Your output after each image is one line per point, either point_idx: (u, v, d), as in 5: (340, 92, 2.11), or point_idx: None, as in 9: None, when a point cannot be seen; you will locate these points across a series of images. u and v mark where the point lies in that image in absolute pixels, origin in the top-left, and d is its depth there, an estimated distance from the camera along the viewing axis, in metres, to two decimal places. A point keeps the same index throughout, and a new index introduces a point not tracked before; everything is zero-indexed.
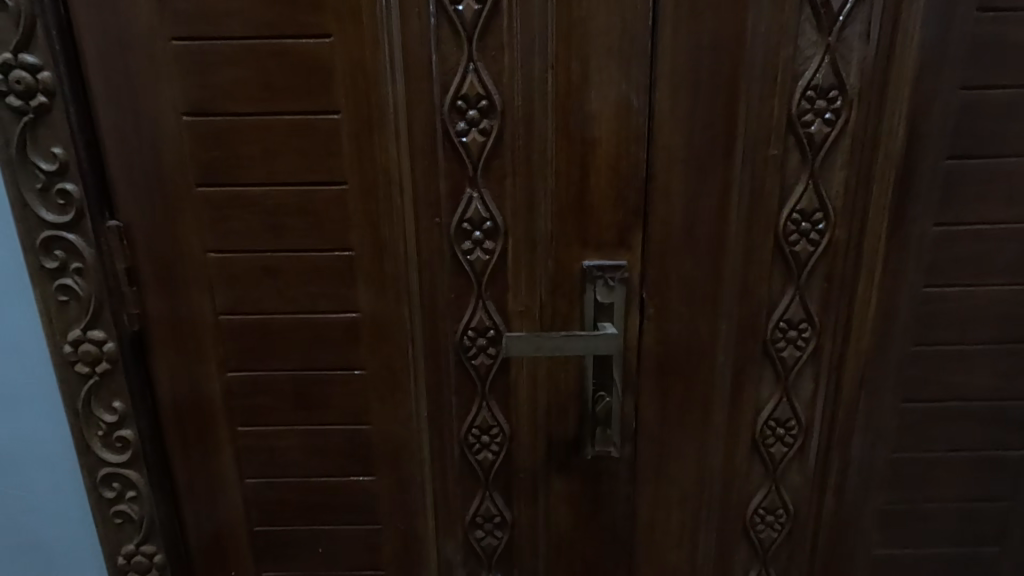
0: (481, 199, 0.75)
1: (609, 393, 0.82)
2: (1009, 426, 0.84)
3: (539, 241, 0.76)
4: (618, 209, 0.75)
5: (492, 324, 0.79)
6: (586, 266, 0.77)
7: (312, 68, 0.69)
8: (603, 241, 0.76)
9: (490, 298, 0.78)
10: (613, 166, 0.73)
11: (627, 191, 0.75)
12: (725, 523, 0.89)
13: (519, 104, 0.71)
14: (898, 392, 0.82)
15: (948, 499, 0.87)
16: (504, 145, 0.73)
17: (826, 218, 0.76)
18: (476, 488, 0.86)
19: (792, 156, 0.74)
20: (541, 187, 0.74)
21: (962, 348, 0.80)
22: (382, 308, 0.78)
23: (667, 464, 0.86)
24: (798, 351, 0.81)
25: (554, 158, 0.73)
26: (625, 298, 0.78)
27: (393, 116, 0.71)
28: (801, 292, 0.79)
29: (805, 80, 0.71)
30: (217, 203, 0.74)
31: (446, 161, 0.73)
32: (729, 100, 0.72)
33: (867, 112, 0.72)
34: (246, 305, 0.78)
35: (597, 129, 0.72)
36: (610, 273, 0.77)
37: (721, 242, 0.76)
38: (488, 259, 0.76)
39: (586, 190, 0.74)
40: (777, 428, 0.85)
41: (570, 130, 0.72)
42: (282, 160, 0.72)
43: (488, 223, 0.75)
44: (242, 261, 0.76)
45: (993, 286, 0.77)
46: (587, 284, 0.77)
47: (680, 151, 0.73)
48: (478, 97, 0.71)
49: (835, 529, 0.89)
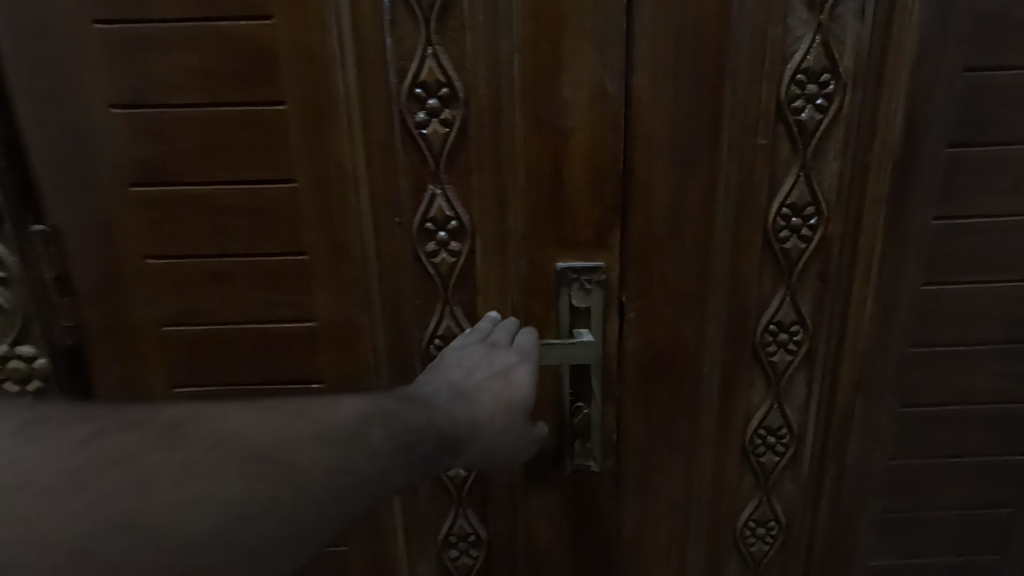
0: (445, 197, 0.68)
1: (587, 404, 0.76)
2: (1012, 430, 0.79)
3: (509, 241, 0.70)
4: (594, 205, 0.69)
5: (460, 332, 0.73)
6: (561, 268, 0.71)
7: (253, 53, 0.63)
8: (579, 240, 0.70)
9: (458, 304, 0.72)
10: (587, 159, 0.67)
11: (604, 186, 0.68)
12: (715, 537, 0.84)
13: (483, 92, 0.65)
14: (896, 396, 0.77)
15: (948, 507, 0.83)
16: (468, 137, 0.66)
17: (818, 212, 0.70)
18: (447, 506, 0.81)
19: (781, 146, 0.68)
20: (510, 182, 0.68)
21: (962, 349, 0.75)
22: (341, 317, 0.72)
23: (652, 477, 0.80)
24: (789, 356, 0.76)
25: (523, 151, 0.67)
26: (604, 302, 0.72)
27: (345, 107, 0.65)
28: (793, 292, 0.73)
29: (795, 63, 0.65)
30: (153, 204, 0.67)
31: (405, 155, 0.67)
32: (714, 86, 0.66)
33: (863, 97, 0.66)
34: (191, 316, 0.71)
35: (569, 119, 0.66)
36: (586, 275, 0.71)
37: (707, 239, 0.71)
38: (455, 261, 0.70)
39: (560, 186, 0.68)
40: (768, 437, 0.80)
41: (541, 120, 0.66)
42: (224, 156, 0.66)
43: (454, 222, 0.69)
44: (184, 267, 0.69)
45: (996, 283, 0.73)
46: (562, 288, 0.71)
47: (661, 142, 0.67)
48: (438, 84, 0.65)
49: (831, 541, 0.84)
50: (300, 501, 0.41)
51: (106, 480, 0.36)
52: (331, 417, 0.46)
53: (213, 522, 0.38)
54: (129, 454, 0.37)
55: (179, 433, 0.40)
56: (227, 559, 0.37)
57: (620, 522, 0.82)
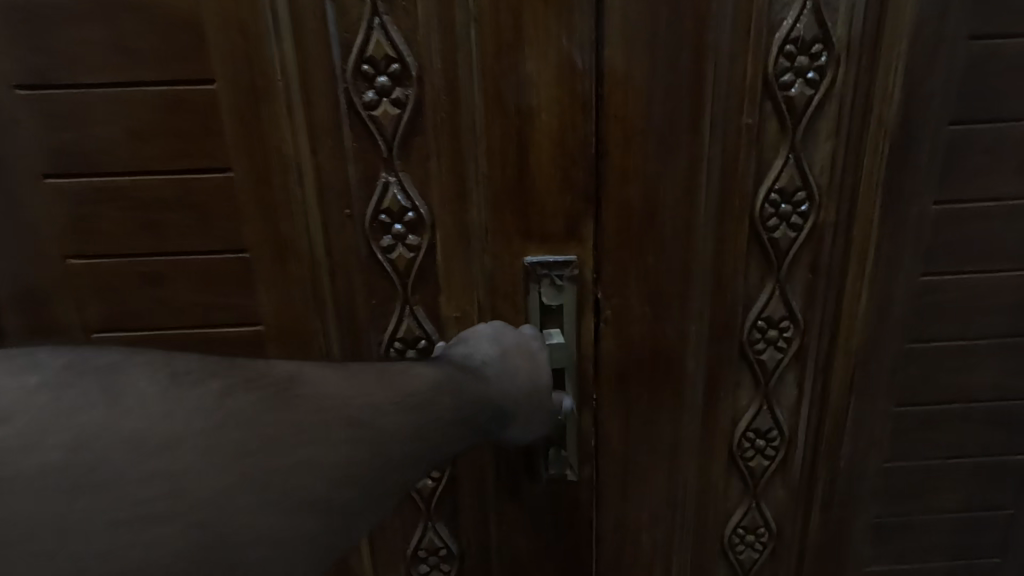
0: (401, 185, 0.62)
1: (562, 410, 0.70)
2: (1015, 429, 0.74)
3: (473, 234, 0.64)
4: (565, 193, 0.63)
5: (422, 333, 0.67)
6: (530, 263, 0.65)
7: (176, 26, 0.56)
8: (549, 232, 0.64)
9: (418, 303, 0.66)
10: (556, 142, 0.61)
11: (574, 172, 0.62)
12: (701, 545, 0.79)
13: (438, 68, 0.58)
14: (892, 395, 0.72)
15: (946, 509, 0.78)
16: (424, 119, 0.60)
17: (809, 198, 0.64)
18: (416, 518, 0.76)
19: (768, 125, 0.62)
20: (472, 169, 0.62)
21: (963, 343, 0.70)
22: (290, 319, 0.65)
23: (633, 485, 0.75)
24: (779, 353, 0.70)
25: (485, 133, 0.60)
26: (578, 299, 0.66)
27: (284, 86, 0.58)
28: (782, 285, 0.68)
29: (783, 32, 0.59)
30: (74, 198, 0.60)
31: (355, 139, 0.61)
32: (694, 59, 0.59)
33: (858, 70, 0.60)
34: (124, 321, 0.65)
35: (534, 97, 0.60)
36: (557, 270, 0.65)
37: (689, 229, 0.65)
38: (414, 256, 0.64)
39: (527, 172, 0.62)
40: (757, 440, 0.75)
41: (503, 99, 0.59)
42: (151, 142, 0.59)
43: (411, 213, 0.63)
44: (112, 267, 0.63)
45: (999, 273, 0.67)
46: (531, 284, 0.65)
47: (637, 122, 0.61)
48: (388, 59, 0.58)
49: (823, 548, 0.79)
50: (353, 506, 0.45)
51: (194, 502, 0.36)
52: (380, 420, 0.47)
53: (287, 535, 0.40)
54: (209, 467, 0.37)
55: (250, 445, 0.39)
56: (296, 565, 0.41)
57: (600, 532, 0.77)
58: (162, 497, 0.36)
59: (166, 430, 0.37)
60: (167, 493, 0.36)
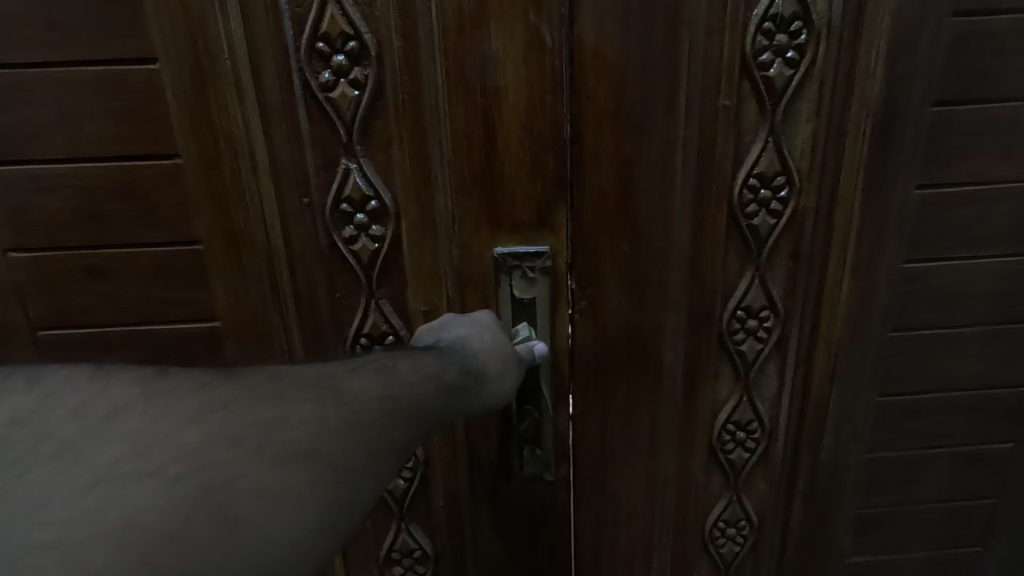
0: (363, 171, 0.59)
1: (538, 408, 0.68)
2: (998, 417, 0.73)
3: (439, 224, 0.61)
4: (535, 179, 0.60)
5: (390, 329, 0.64)
6: (501, 254, 0.62)
7: (113, 2, 0.52)
8: (519, 221, 0.61)
9: (384, 297, 0.63)
10: (525, 126, 0.58)
11: (545, 157, 0.59)
12: (681, 539, 0.77)
13: (399, 47, 0.55)
14: (875, 384, 0.71)
15: (928, 499, 0.77)
16: (385, 102, 0.57)
17: (789, 183, 0.62)
18: (386, 518, 0.73)
19: (747, 106, 0.60)
20: (436, 154, 0.58)
21: (946, 331, 0.69)
22: (247, 315, 0.62)
23: (611, 480, 0.73)
24: (759, 344, 0.68)
25: (451, 118, 0.57)
26: (550, 291, 0.64)
27: (233, 66, 0.54)
28: (762, 274, 0.66)
29: (762, 9, 0.56)
30: (10, 188, 0.56)
31: (311, 123, 0.57)
32: (668, 37, 0.56)
33: (838, 48, 0.58)
34: (71, 320, 0.61)
35: (502, 78, 0.56)
36: (529, 262, 0.62)
37: (665, 216, 0.62)
38: (378, 248, 0.61)
39: (495, 157, 0.59)
40: (737, 432, 0.73)
41: (469, 79, 0.56)
42: (90, 129, 0.55)
43: (374, 202, 0.60)
44: (54, 260, 0.59)
45: (984, 259, 0.65)
46: (502, 276, 0.62)
47: (610, 105, 0.58)
48: (346, 37, 0.55)
49: (804, 540, 0.78)
50: (354, 453, 0.41)
51: (164, 458, 0.34)
52: (345, 381, 0.44)
53: (285, 484, 0.37)
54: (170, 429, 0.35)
55: (211, 400, 0.38)
56: (307, 518, 0.37)
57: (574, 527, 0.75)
58: (125, 458, 0.33)
59: (118, 402, 0.36)
60: (122, 452, 0.33)
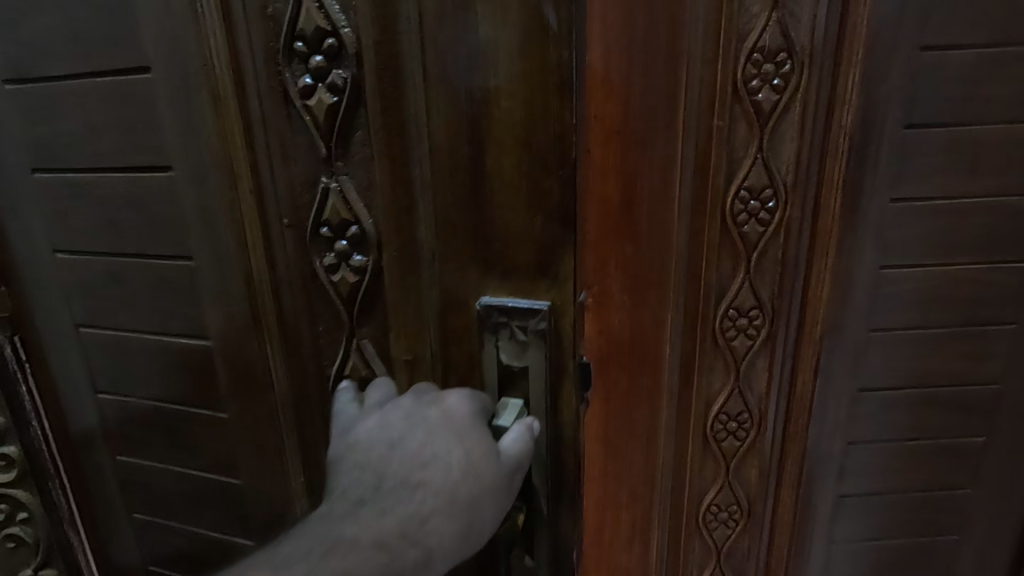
0: (342, 189, 0.47)
1: (526, 506, 0.50)
2: (970, 413, 0.80)
3: (422, 258, 0.47)
4: (534, 210, 0.43)
5: (368, 376, 0.52)
6: (483, 305, 0.46)
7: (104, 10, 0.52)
8: (513, 265, 0.45)
9: (366, 340, 0.51)
10: (523, 134, 0.42)
11: (543, 178, 0.43)
12: (676, 523, 0.85)
13: (376, 48, 0.42)
14: (853, 380, 0.77)
15: (905, 489, 0.83)
16: (364, 114, 0.45)
17: (776, 195, 0.70)
18: None
19: (738, 128, 0.68)
20: (422, 179, 0.45)
21: (919, 332, 0.75)
22: (233, 346, 0.60)
23: (614, 470, 0.77)
24: (749, 340, 0.76)
25: (438, 131, 0.43)
26: (545, 361, 0.47)
27: (225, 70, 0.48)
28: (752, 278, 0.73)
29: (751, 42, 0.64)
30: (69, 189, 0.62)
31: (288, 145, 0.48)
32: (668, 63, 0.63)
33: (819, 76, 0.65)
34: (113, 318, 0.66)
35: (503, 77, 0.41)
36: (520, 318, 0.46)
37: (667, 225, 0.70)
38: (360, 282, 0.49)
39: (484, 175, 0.43)
40: (729, 422, 0.80)
41: (450, 80, 0.42)
42: (111, 137, 0.57)
43: (354, 227, 0.48)
44: (90, 265, 0.64)
45: (952, 266, 0.72)
46: (486, 332, 0.47)
47: (616, 121, 0.63)
48: (322, 34, 0.43)
49: (789, 525, 0.85)
50: None
51: None
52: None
53: None
54: None
55: None
56: None
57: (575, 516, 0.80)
58: None
59: None
60: None
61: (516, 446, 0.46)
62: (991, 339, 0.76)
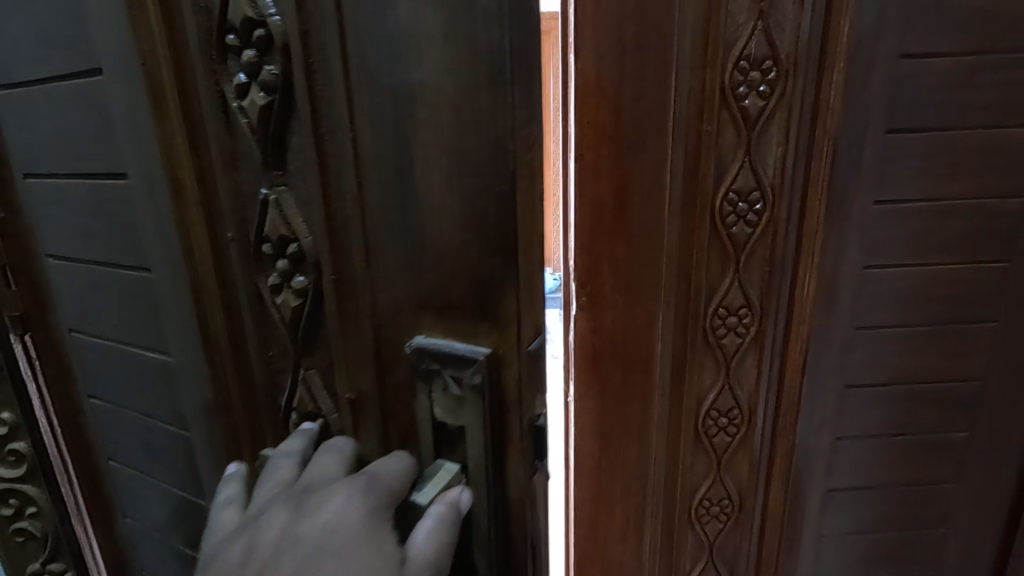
0: (282, 204, 0.33)
1: None
2: (954, 408, 0.82)
3: (354, 296, 0.34)
4: (472, 236, 0.30)
5: (316, 409, 0.38)
6: (418, 345, 0.33)
7: None
8: (449, 299, 0.32)
9: (311, 376, 0.37)
10: (456, 137, 0.29)
11: (489, 192, 0.29)
12: (670, 520, 0.87)
13: (303, 41, 0.29)
14: (840, 377, 0.80)
15: (891, 483, 0.86)
16: (299, 120, 0.31)
17: (764, 198, 0.72)
18: None
19: (727, 133, 0.70)
20: (351, 205, 0.32)
21: (902, 329, 0.78)
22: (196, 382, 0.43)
23: (607, 457, 0.82)
24: (738, 338, 0.78)
25: (365, 144, 0.30)
26: (483, 422, 0.33)
27: (154, 55, 0.34)
28: (740, 278, 0.75)
29: (738, 49, 0.67)
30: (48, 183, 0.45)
31: (201, 164, 0.35)
32: (658, 72, 0.67)
33: (804, 84, 0.68)
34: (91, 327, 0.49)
35: (437, 55, 0.27)
36: (457, 367, 0.32)
37: (660, 227, 0.72)
38: (299, 312, 0.35)
39: (420, 194, 0.30)
40: (720, 418, 0.82)
41: (371, 78, 0.29)
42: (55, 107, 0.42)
43: (292, 246, 0.34)
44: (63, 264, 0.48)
45: (934, 266, 0.75)
46: (419, 384, 0.34)
47: (608, 129, 0.69)
48: (251, 25, 0.31)
49: (779, 519, 0.87)
50: None
51: None
52: None
53: None
54: None
55: None
56: None
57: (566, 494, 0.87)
58: None
59: None
60: None
61: (432, 536, 0.32)
62: (973, 336, 0.78)
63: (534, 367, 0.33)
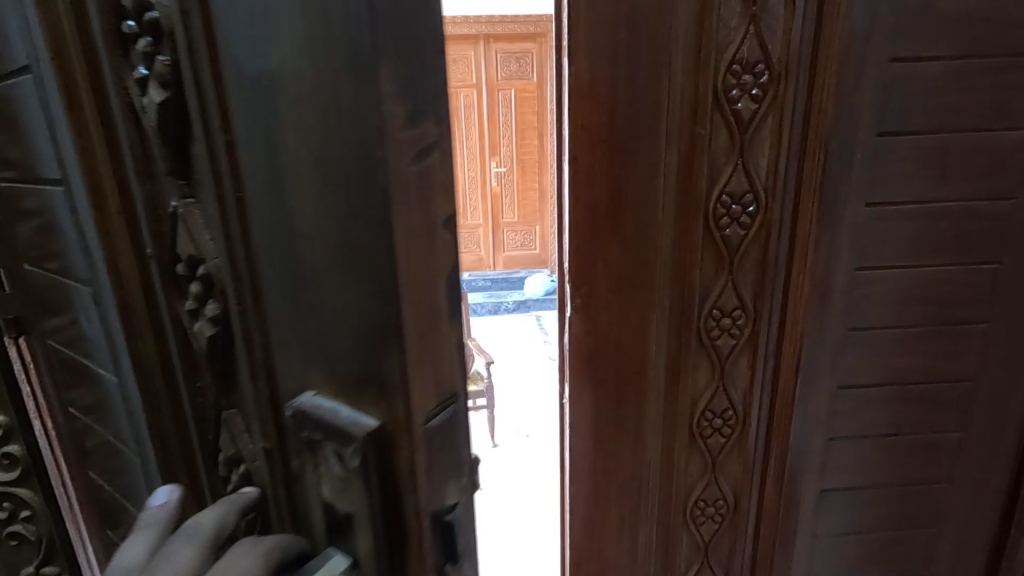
0: (190, 224, 0.23)
1: None
2: (946, 409, 0.83)
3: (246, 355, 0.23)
4: (345, 292, 0.18)
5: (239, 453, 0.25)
6: (310, 403, 0.20)
7: None
8: (337, 364, 0.20)
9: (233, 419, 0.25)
10: (322, 148, 0.17)
11: (361, 239, 0.17)
12: (666, 521, 0.87)
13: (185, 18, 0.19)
14: (833, 377, 0.80)
15: (883, 483, 0.87)
16: (192, 128, 0.21)
17: (757, 200, 0.72)
18: None
19: (720, 135, 0.70)
20: (239, 230, 0.21)
21: (894, 330, 0.79)
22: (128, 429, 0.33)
23: (603, 457, 0.83)
24: (733, 339, 0.78)
25: (241, 156, 0.20)
26: (369, 522, 0.19)
27: (57, 14, 0.24)
28: (734, 280, 0.76)
29: (730, 53, 0.67)
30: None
31: (112, 151, 0.25)
32: (652, 76, 0.67)
33: (796, 87, 0.68)
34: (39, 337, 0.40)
35: (297, 18, 0.16)
36: (345, 439, 0.19)
37: (654, 229, 0.73)
38: (213, 347, 0.24)
39: (294, 224, 0.19)
40: (715, 419, 0.82)
41: (236, 55, 0.18)
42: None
43: (201, 270, 0.23)
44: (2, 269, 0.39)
45: (924, 267, 0.76)
46: (311, 461, 0.21)
47: (602, 132, 0.69)
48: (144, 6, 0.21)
49: (773, 519, 0.87)
50: None
51: None
52: None
53: None
54: None
55: None
56: None
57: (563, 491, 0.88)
58: None
59: None
60: None
61: None
62: (964, 337, 0.79)
63: (439, 452, 0.20)
